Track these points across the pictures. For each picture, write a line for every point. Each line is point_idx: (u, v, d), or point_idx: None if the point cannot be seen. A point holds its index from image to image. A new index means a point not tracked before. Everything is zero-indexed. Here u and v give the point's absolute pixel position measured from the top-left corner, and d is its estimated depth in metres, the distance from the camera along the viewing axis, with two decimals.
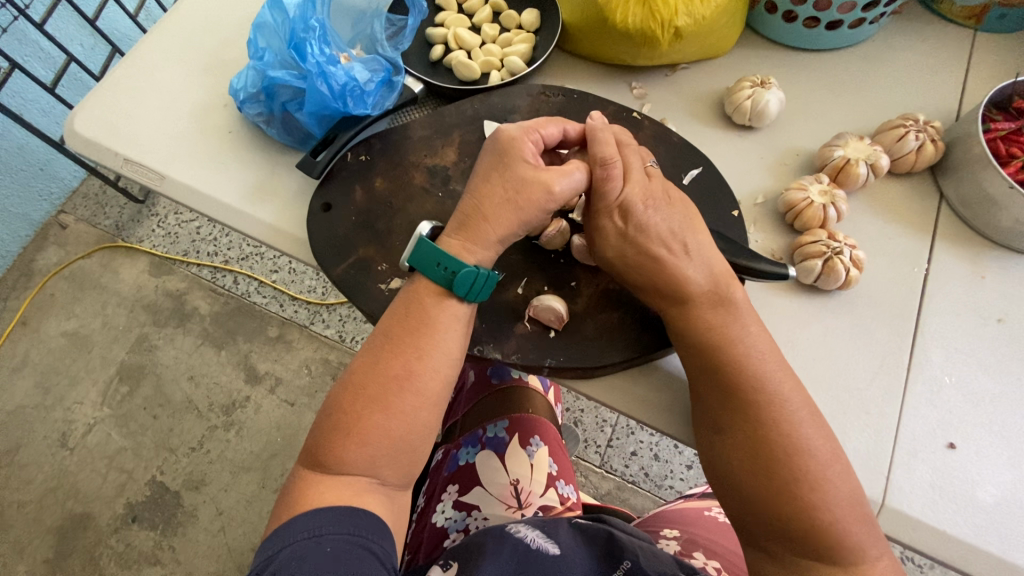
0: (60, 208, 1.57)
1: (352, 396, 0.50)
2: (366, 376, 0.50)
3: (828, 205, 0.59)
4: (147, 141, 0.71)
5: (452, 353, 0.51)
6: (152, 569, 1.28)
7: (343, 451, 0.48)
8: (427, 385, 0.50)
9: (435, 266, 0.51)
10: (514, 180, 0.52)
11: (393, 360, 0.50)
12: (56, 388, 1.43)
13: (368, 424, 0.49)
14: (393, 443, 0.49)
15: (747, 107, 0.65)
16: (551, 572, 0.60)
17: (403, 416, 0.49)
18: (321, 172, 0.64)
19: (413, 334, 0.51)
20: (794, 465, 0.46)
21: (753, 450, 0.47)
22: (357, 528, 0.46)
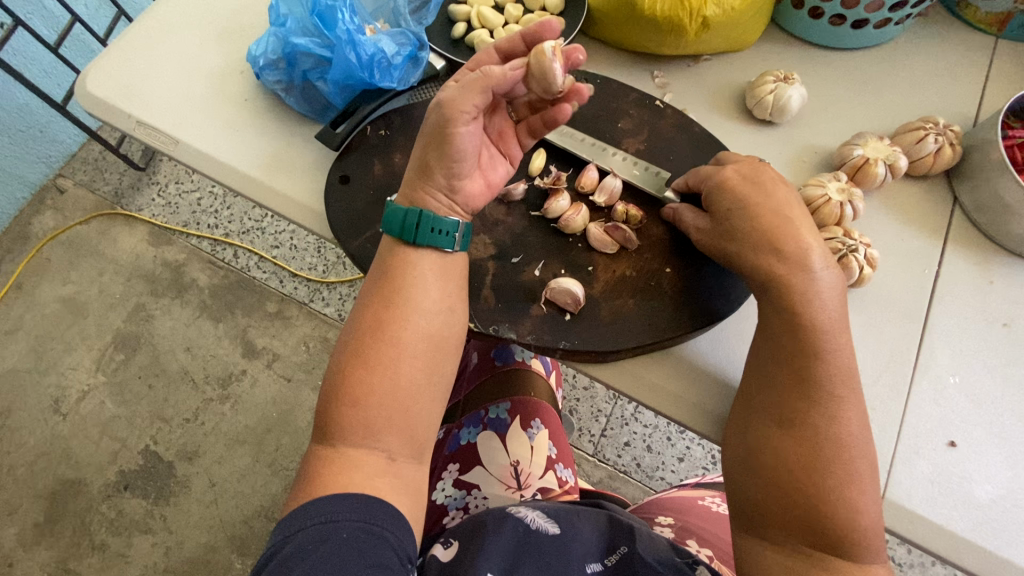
0: (59, 172, 1.56)
1: (344, 363, 0.51)
2: (349, 335, 0.52)
3: (845, 202, 0.59)
4: (159, 104, 0.70)
5: (426, 305, 0.51)
6: (144, 536, 1.29)
7: (338, 412, 0.49)
8: (401, 337, 0.50)
9: (393, 221, 0.52)
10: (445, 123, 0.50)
11: (366, 316, 0.51)
12: (51, 353, 1.43)
13: (353, 381, 0.49)
14: (378, 401, 0.49)
15: (769, 102, 0.65)
16: (551, 554, 0.61)
17: (383, 369, 0.50)
18: (340, 144, 0.63)
19: (387, 289, 0.51)
20: (834, 465, 0.46)
21: (799, 446, 0.46)
22: (373, 515, 0.46)
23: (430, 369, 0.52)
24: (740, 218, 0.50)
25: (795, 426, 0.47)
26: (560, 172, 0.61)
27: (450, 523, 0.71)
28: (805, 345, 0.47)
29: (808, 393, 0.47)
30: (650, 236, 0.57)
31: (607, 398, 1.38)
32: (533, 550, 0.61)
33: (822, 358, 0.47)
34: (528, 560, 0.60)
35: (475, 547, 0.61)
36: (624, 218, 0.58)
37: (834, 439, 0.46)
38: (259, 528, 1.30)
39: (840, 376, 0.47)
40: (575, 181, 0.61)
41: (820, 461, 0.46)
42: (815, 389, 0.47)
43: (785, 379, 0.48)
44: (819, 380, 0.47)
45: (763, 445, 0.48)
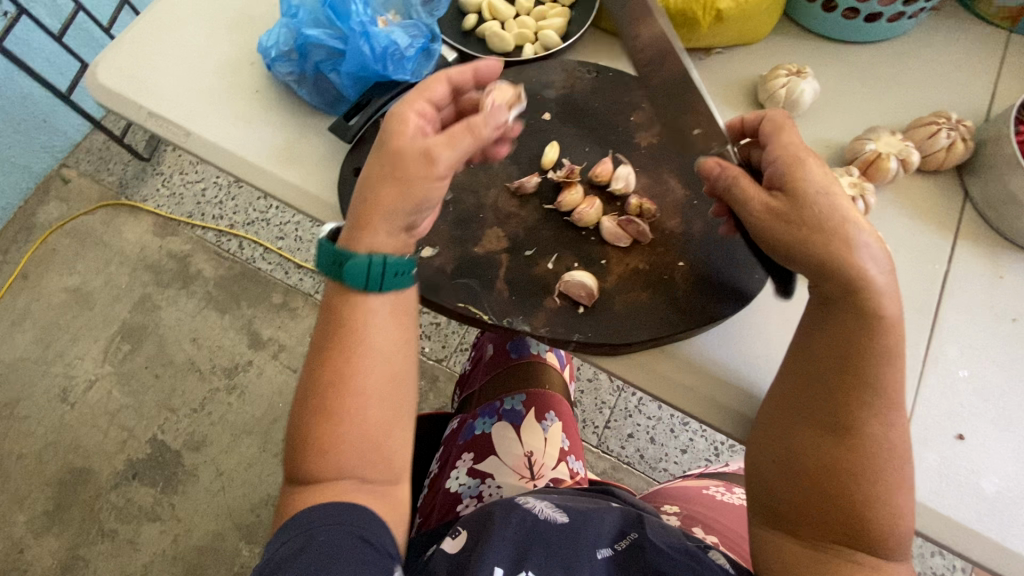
0: (62, 162, 1.56)
1: (301, 406, 0.50)
2: (306, 390, 0.50)
3: (857, 197, 0.59)
4: (170, 94, 0.70)
5: (382, 339, 0.50)
6: (152, 524, 1.30)
7: (308, 468, 0.48)
8: (362, 383, 0.49)
9: (320, 255, 0.51)
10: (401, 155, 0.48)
11: (321, 369, 0.49)
12: (57, 343, 1.44)
13: (318, 436, 0.48)
14: (350, 447, 0.49)
15: (781, 95, 0.65)
16: (562, 541, 0.60)
17: (349, 419, 0.49)
18: (354, 137, 0.63)
19: (340, 338, 0.50)
20: (878, 470, 0.46)
21: (847, 452, 0.46)
22: (355, 520, 0.47)
23: (392, 399, 0.51)
24: (814, 201, 0.48)
25: (843, 431, 0.46)
26: (573, 164, 0.61)
27: (463, 511, 0.70)
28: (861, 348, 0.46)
29: (862, 397, 0.46)
30: (664, 230, 0.58)
31: (611, 390, 1.39)
32: (541, 538, 0.61)
33: (879, 364, 0.46)
34: (536, 548, 0.60)
35: (483, 536, 0.60)
36: (637, 212, 0.58)
37: (881, 445, 0.46)
38: (266, 516, 1.31)
39: (893, 382, 0.46)
40: (590, 173, 0.61)
41: (866, 466, 0.46)
42: (869, 395, 0.46)
43: (837, 383, 0.47)
44: (873, 387, 0.46)
45: (808, 449, 0.47)
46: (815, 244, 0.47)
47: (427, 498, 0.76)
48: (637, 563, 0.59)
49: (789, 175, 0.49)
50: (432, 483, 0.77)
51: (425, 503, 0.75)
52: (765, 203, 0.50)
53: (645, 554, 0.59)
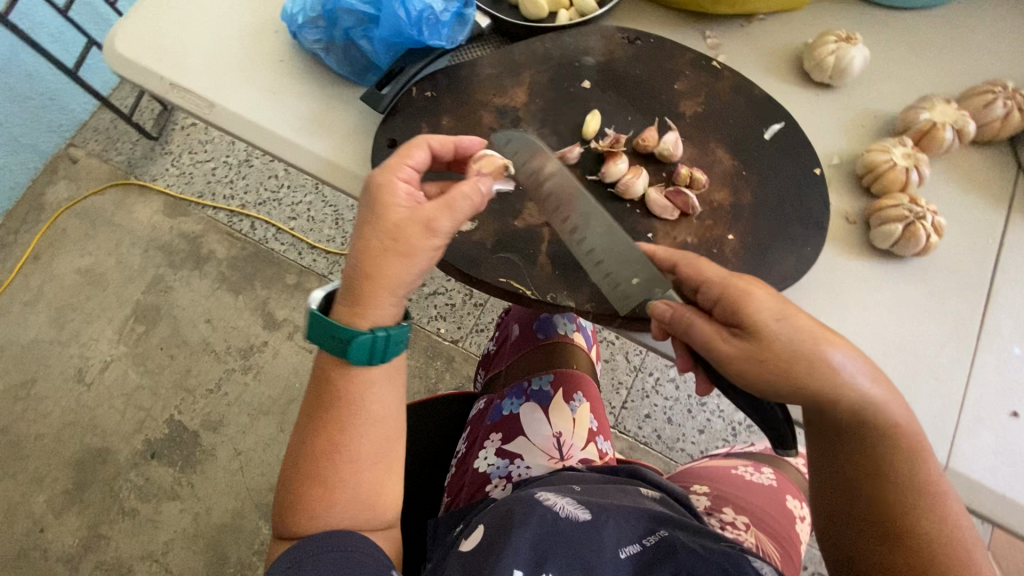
0: (70, 141, 1.54)
1: (294, 470, 0.52)
2: (300, 453, 0.52)
3: (911, 168, 0.57)
4: (190, 65, 0.68)
5: (377, 410, 0.53)
6: (172, 503, 1.31)
7: (299, 527, 0.51)
8: (357, 450, 0.52)
9: (313, 327, 0.51)
10: (396, 225, 0.47)
11: (317, 438, 0.52)
12: (71, 324, 1.43)
13: (312, 499, 0.51)
14: (341, 510, 0.52)
15: (829, 64, 0.62)
16: (582, 543, 0.57)
17: (343, 484, 0.51)
18: (387, 106, 0.61)
19: (336, 408, 0.52)
20: (920, 512, 0.45)
21: (910, 561, 0.44)
22: (344, 544, 0.49)
23: (384, 463, 0.54)
24: (780, 334, 0.43)
25: (894, 538, 0.45)
26: (621, 132, 0.59)
27: (493, 492, 0.70)
28: (883, 453, 0.45)
29: (869, 448, 0.45)
30: (712, 202, 0.55)
31: (628, 370, 1.38)
32: (561, 537, 0.58)
33: (901, 468, 0.45)
34: (557, 548, 0.57)
35: (503, 536, 0.57)
36: (686, 181, 0.55)
37: (941, 541, 0.44)
38: None
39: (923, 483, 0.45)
40: (634, 140, 0.58)
41: (938, 572, 0.44)
42: (902, 499, 0.45)
43: (868, 492, 0.46)
44: (884, 442, 0.45)
45: (866, 566, 0.46)
46: (800, 383, 0.43)
47: (454, 477, 0.74)
48: (668, 561, 0.56)
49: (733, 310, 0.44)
50: (458, 463, 0.76)
51: (453, 482, 0.74)
52: (736, 348, 0.44)
53: (676, 554, 0.56)
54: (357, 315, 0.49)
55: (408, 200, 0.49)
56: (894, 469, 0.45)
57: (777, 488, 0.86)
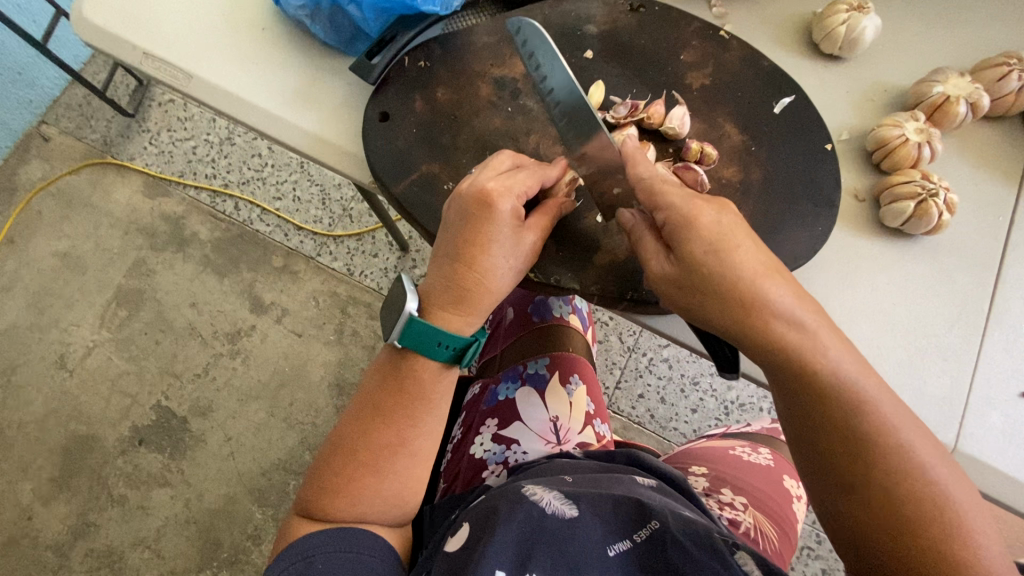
0: (42, 118, 1.47)
1: (343, 457, 0.56)
2: (361, 439, 0.56)
3: (923, 143, 0.55)
4: (166, 33, 0.64)
5: (439, 409, 0.58)
6: (162, 489, 1.29)
7: (334, 508, 0.54)
8: (419, 447, 0.57)
9: (412, 331, 0.53)
10: (515, 250, 0.50)
11: (385, 428, 0.55)
12: (51, 309, 1.38)
13: (359, 484, 0.55)
14: (383, 499, 0.55)
15: (840, 35, 0.60)
16: (566, 539, 0.56)
17: (395, 476, 0.56)
18: (378, 78, 0.58)
19: (407, 404, 0.56)
20: (867, 451, 0.42)
21: (864, 505, 0.42)
22: (352, 545, 0.52)
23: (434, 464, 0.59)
24: (707, 264, 0.44)
25: (843, 484, 0.43)
26: (630, 101, 0.55)
27: (490, 478, 0.68)
28: (820, 395, 0.43)
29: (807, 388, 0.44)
30: (721, 178, 0.53)
31: (621, 351, 1.37)
32: (548, 535, 0.57)
33: (840, 412, 0.43)
34: (543, 547, 0.55)
35: (487, 534, 0.56)
36: (696, 157, 0.53)
37: (897, 486, 0.41)
38: (278, 480, 1.30)
39: (870, 425, 0.42)
40: (640, 114, 0.55)
41: (897, 516, 0.41)
42: (848, 442, 0.43)
43: (816, 437, 0.44)
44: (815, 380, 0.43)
45: (831, 513, 0.45)
46: (720, 314, 0.44)
47: (451, 462, 0.73)
48: (658, 557, 0.54)
49: (681, 235, 0.45)
50: (455, 448, 0.75)
51: (450, 468, 0.73)
52: (665, 268, 0.47)
53: (665, 550, 0.54)
54: (461, 321, 0.53)
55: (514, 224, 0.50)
56: (834, 411, 0.43)
57: (774, 467, 0.87)
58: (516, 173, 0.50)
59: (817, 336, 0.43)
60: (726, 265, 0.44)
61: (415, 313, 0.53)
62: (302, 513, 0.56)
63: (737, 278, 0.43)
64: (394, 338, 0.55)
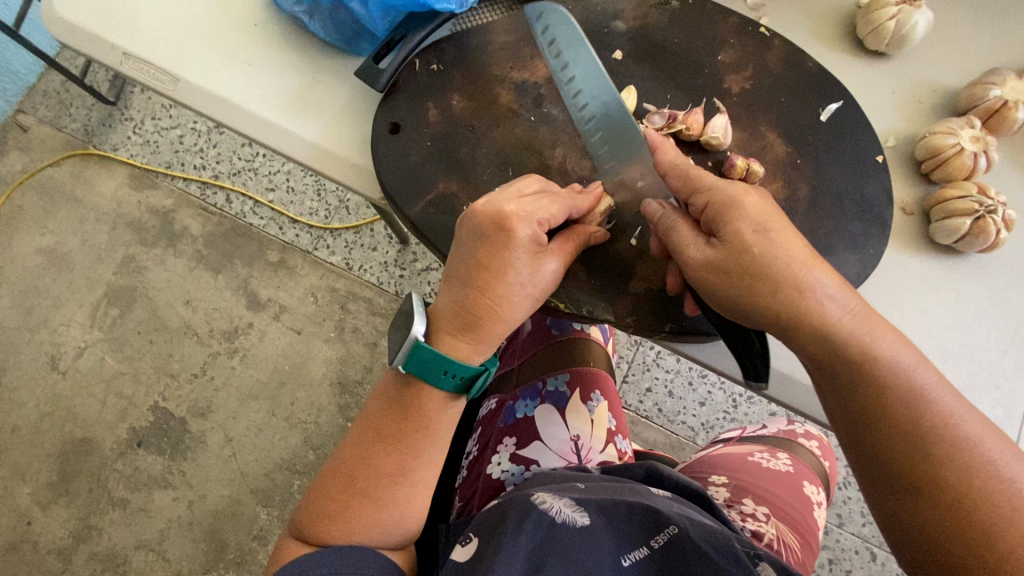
0: (17, 107, 1.39)
1: (341, 484, 0.51)
2: (359, 465, 0.51)
3: (980, 153, 0.51)
4: (148, 28, 0.57)
5: (445, 437, 0.52)
6: (163, 491, 1.26)
7: (329, 537, 0.50)
8: (423, 476, 0.52)
9: (418, 359, 0.48)
10: (532, 280, 0.45)
11: (386, 456, 0.50)
12: (38, 308, 1.33)
13: (355, 513, 0.50)
14: (381, 530, 0.51)
15: (889, 30, 0.54)
16: (578, 549, 0.53)
17: (395, 506, 0.51)
18: (386, 84, 0.52)
19: (412, 433, 0.51)
20: (931, 448, 0.40)
21: (938, 508, 0.40)
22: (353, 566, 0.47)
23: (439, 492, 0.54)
24: (753, 245, 0.42)
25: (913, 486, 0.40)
26: (668, 110, 0.51)
27: None
28: (879, 390, 0.41)
29: (861, 383, 0.41)
30: None
31: (628, 344, 1.34)
32: (557, 543, 0.53)
33: (900, 405, 0.41)
34: (552, 554, 0.52)
35: (494, 542, 0.53)
36: (742, 175, 0.49)
37: (966, 481, 0.39)
38: (282, 480, 1.27)
39: (934, 420, 0.40)
40: (678, 126, 0.50)
41: (969, 515, 0.39)
42: (914, 438, 0.40)
43: (876, 434, 0.42)
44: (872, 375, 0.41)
45: (896, 516, 0.42)
46: (769, 305, 0.42)
47: (465, 481, 0.70)
48: (679, 564, 0.52)
49: (725, 219, 0.43)
50: (470, 466, 0.71)
51: (464, 486, 0.69)
52: (704, 254, 0.43)
53: (687, 556, 0.52)
54: (468, 347, 0.47)
55: (533, 252, 0.45)
56: (896, 405, 0.41)
57: (794, 474, 0.83)
58: (541, 198, 0.45)
59: (870, 323, 0.42)
60: (772, 249, 0.41)
61: (421, 337, 0.48)
62: (294, 536, 0.52)
63: (788, 263, 0.41)
64: (397, 363, 0.49)
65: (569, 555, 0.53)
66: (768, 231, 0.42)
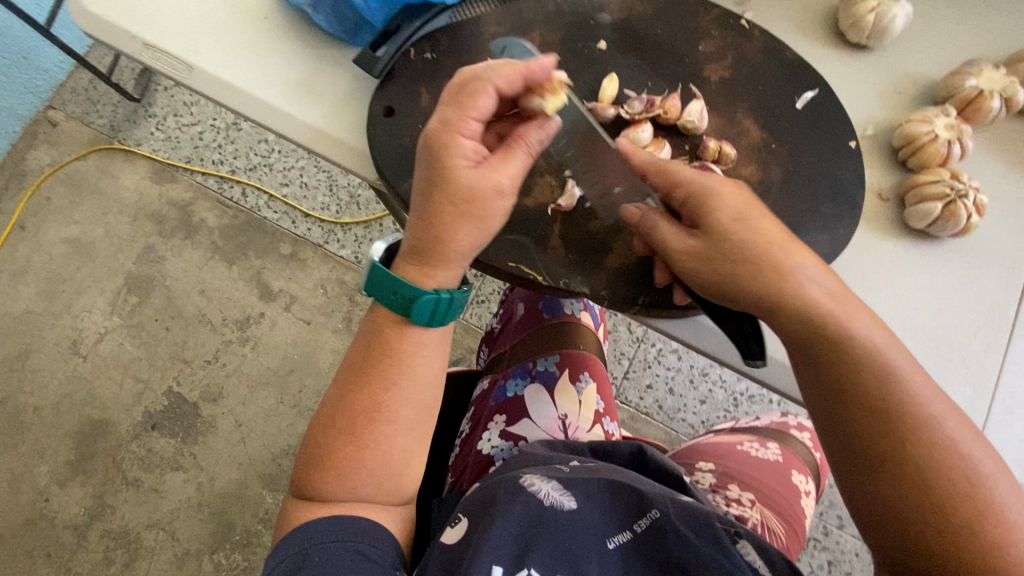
0: (48, 103, 1.47)
1: (324, 428, 0.53)
2: (339, 408, 0.52)
3: (954, 141, 0.53)
4: (168, 22, 0.62)
5: (417, 371, 0.52)
6: (175, 473, 1.31)
7: (322, 485, 0.52)
8: (399, 413, 0.52)
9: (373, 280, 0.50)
10: (465, 192, 0.46)
11: (359, 395, 0.51)
12: (63, 295, 1.39)
13: (340, 458, 0.51)
14: (371, 472, 0.52)
15: (867, 23, 0.56)
16: (565, 534, 0.53)
17: (378, 447, 0.52)
18: (383, 70, 0.55)
19: (382, 369, 0.51)
20: (847, 353, 0.43)
21: (914, 502, 0.41)
22: (346, 535, 0.50)
23: (421, 428, 0.54)
24: (732, 235, 0.44)
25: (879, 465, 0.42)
26: (647, 95, 0.53)
27: None
28: (799, 303, 0.43)
29: (783, 297, 0.43)
30: (738, 176, 0.51)
31: (629, 341, 1.35)
32: (547, 529, 0.53)
33: (874, 385, 0.42)
34: (543, 539, 0.52)
35: (483, 525, 0.52)
36: (715, 156, 0.51)
37: (881, 384, 0.42)
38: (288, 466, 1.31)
39: (906, 405, 0.42)
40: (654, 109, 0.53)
41: (885, 411, 0.42)
42: (884, 423, 0.42)
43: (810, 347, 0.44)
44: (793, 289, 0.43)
45: (859, 493, 0.44)
46: (758, 288, 0.43)
47: (457, 458, 0.72)
48: (659, 548, 0.53)
49: (701, 208, 0.45)
50: (462, 443, 0.73)
51: (456, 463, 0.71)
52: (685, 245, 0.45)
53: (666, 540, 0.53)
54: (417, 270, 0.49)
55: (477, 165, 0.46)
56: (868, 385, 0.43)
57: (782, 463, 0.84)
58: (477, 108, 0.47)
59: (841, 305, 0.43)
60: (728, 215, 0.44)
61: (379, 257, 0.50)
62: (294, 493, 0.55)
63: (761, 247, 0.43)
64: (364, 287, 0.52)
65: (556, 540, 0.53)
66: (741, 218, 0.44)
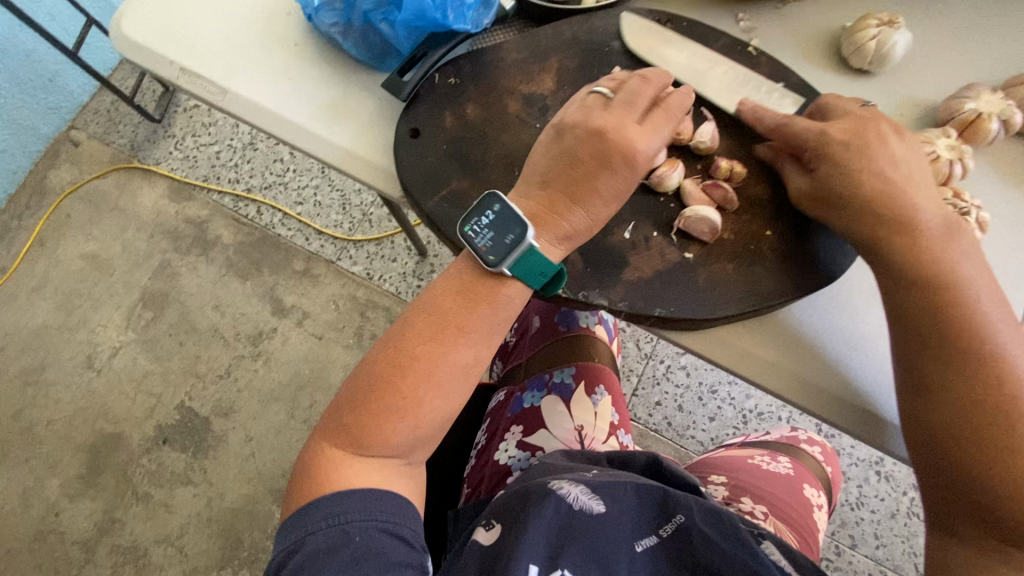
0: (71, 123, 1.51)
1: (388, 367, 0.51)
2: (408, 349, 0.51)
3: (955, 161, 0.55)
4: (203, 47, 0.65)
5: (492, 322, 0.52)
6: (185, 487, 1.31)
7: (378, 431, 0.50)
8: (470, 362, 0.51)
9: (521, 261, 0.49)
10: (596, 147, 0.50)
11: (436, 337, 0.50)
12: (80, 310, 1.42)
13: (405, 402, 0.50)
14: (431, 418, 0.51)
15: (870, 50, 0.59)
16: (595, 538, 0.55)
17: (444, 393, 0.51)
18: (409, 95, 0.59)
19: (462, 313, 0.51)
20: (941, 289, 0.47)
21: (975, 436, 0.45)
22: (381, 513, 0.48)
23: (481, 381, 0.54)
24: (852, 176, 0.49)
25: (954, 408, 0.46)
26: None
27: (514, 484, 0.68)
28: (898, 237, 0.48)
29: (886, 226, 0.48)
30: (748, 195, 0.55)
31: (638, 357, 1.36)
32: (576, 533, 0.55)
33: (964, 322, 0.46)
34: (573, 543, 0.54)
35: (516, 527, 0.54)
36: (725, 175, 0.55)
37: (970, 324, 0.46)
38: None
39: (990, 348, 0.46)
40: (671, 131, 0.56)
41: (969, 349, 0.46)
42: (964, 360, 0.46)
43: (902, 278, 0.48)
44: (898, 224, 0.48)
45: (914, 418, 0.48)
46: (863, 220, 0.49)
47: (474, 468, 0.72)
48: (685, 554, 0.54)
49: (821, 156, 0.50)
50: (478, 454, 0.74)
51: (473, 473, 0.72)
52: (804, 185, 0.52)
53: (693, 544, 0.54)
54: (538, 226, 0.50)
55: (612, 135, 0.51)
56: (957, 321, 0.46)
57: (794, 477, 0.85)
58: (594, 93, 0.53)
59: (946, 249, 0.48)
60: (852, 158, 0.49)
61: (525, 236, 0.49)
62: (327, 439, 0.52)
63: (867, 193, 0.48)
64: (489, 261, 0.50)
65: (584, 543, 0.54)
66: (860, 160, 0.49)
